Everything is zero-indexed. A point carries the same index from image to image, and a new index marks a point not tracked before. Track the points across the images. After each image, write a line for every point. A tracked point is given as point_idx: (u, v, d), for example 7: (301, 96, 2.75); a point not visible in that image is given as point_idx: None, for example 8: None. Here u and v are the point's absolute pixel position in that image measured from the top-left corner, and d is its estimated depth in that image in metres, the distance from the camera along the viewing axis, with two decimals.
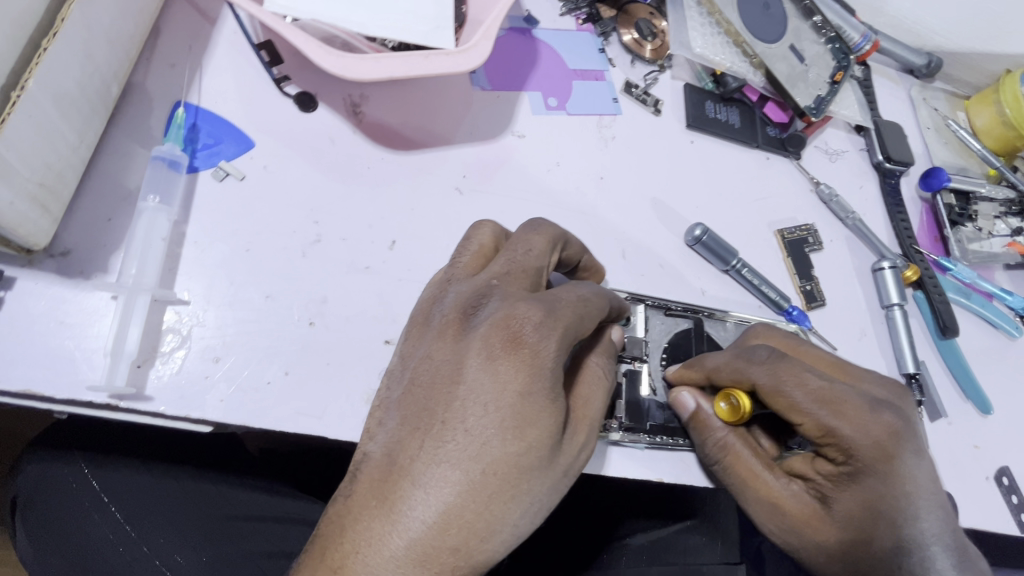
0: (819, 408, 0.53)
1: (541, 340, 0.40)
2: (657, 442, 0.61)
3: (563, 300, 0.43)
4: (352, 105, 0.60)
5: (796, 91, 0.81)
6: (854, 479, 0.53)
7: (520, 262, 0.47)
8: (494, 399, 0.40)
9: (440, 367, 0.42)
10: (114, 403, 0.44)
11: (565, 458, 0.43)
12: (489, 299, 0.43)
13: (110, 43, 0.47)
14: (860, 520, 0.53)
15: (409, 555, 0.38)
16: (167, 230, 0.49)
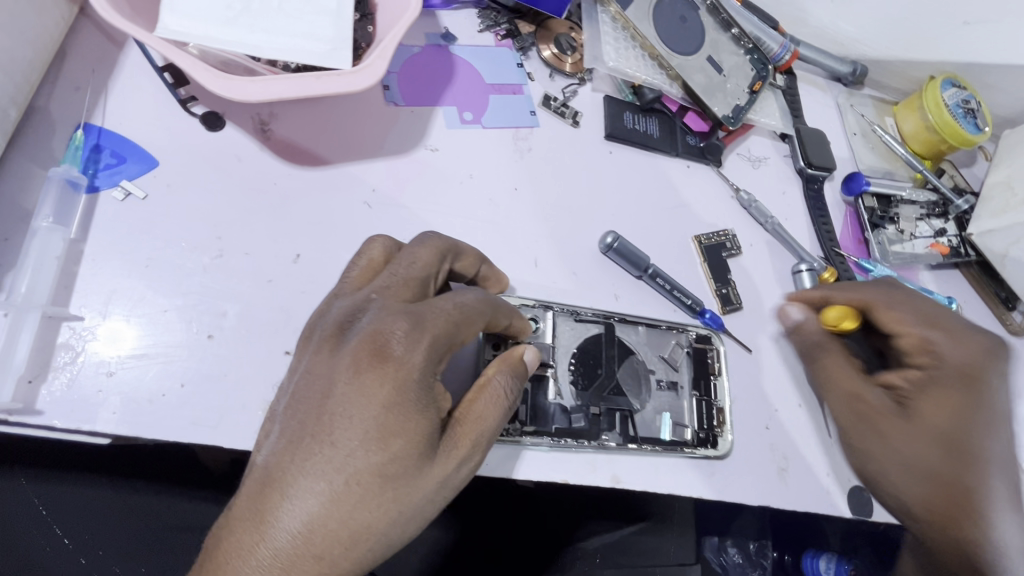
0: (929, 327, 0.62)
1: (403, 353, 0.45)
2: (561, 444, 0.63)
3: (431, 314, 0.48)
4: (261, 123, 0.63)
5: (714, 101, 0.84)
6: (930, 386, 0.60)
7: (400, 277, 0.52)
8: (358, 409, 0.44)
9: (314, 381, 0.46)
10: (3, 417, 0.46)
11: (438, 467, 0.47)
12: (364, 315, 0.49)
13: (2, 70, 0.49)
14: (935, 421, 0.58)
15: (278, 559, 0.42)
16: (62, 248, 0.51)
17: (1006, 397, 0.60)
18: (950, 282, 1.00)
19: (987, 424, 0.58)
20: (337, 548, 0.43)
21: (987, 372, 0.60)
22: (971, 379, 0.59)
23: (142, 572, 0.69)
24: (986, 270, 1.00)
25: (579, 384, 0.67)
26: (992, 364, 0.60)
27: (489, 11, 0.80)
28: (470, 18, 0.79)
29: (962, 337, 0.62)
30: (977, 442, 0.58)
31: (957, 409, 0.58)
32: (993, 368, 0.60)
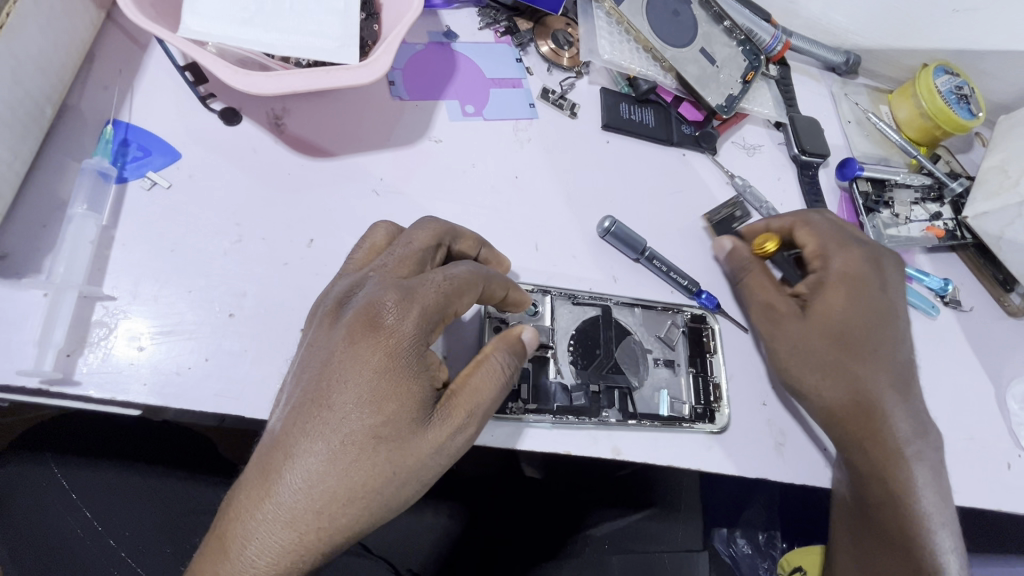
0: (835, 244, 0.75)
1: (394, 322, 0.49)
2: (563, 421, 0.66)
3: (422, 286, 0.51)
4: (274, 117, 0.67)
5: (707, 91, 0.86)
6: (823, 290, 0.73)
7: (397, 256, 0.54)
8: (353, 375, 0.48)
9: (316, 351, 0.50)
10: (45, 387, 0.50)
11: (432, 431, 0.50)
12: (361, 290, 0.52)
13: (40, 70, 0.54)
14: (822, 318, 0.72)
15: (283, 514, 0.46)
16: (95, 234, 0.55)
17: (887, 302, 0.74)
18: (946, 265, 1.02)
19: (867, 321, 0.72)
20: (335, 505, 0.46)
21: (867, 277, 0.73)
22: (854, 282, 0.73)
23: (167, 552, 0.74)
24: (983, 252, 1.01)
25: (578, 363, 0.70)
26: (873, 276, 0.74)
27: (489, 9, 0.84)
28: (470, 17, 0.83)
29: (847, 251, 0.75)
30: (864, 334, 0.71)
31: (841, 307, 0.72)
32: (875, 279, 0.74)
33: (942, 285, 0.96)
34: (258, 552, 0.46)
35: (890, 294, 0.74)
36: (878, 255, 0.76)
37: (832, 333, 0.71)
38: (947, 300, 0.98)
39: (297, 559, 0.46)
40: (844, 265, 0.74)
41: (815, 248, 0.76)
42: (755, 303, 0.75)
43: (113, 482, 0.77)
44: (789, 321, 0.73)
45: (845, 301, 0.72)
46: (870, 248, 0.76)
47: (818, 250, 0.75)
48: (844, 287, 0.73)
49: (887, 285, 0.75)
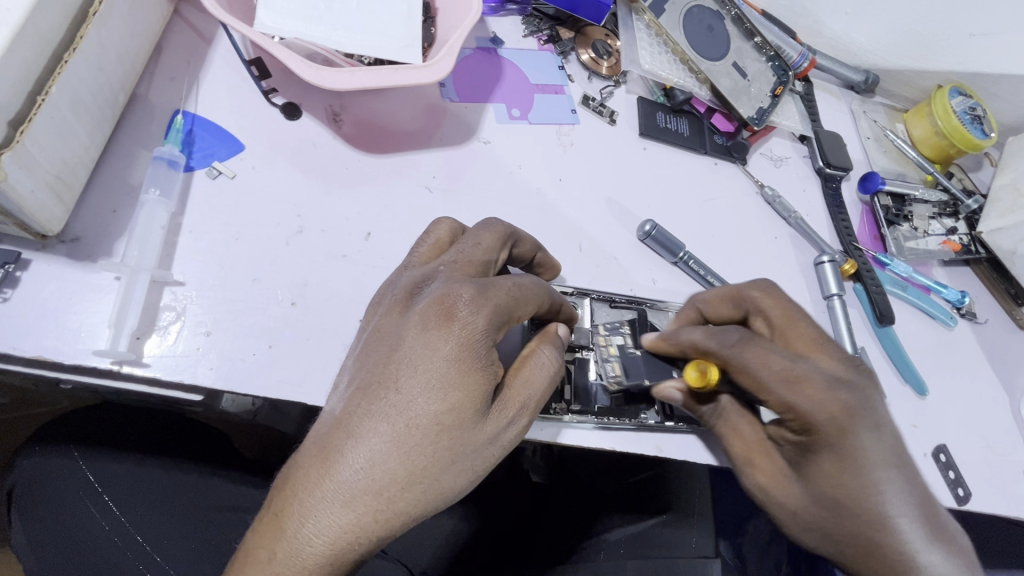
0: (782, 387, 0.54)
1: (468, 315, 0.49)
2: (605, 423, 0.67)
3: (494, 284, 0.52)
4: (332, 114, 0.68)
5: (739, 103, 0.89)
6: (811, 448, 0.56)
7: (466, 253, 0.56)
8: (423, 361, 0.48)
9: (385, 337, 0.51)
10: (115, 368, 0.50)
11: (490, 425, 0.50)
12: (432, 283, 0.53)
13: (119, 58, 0.55)
14: (821, 483, 0.56)
15: (342, 493, 0.46)
16: (165, 220, 0.56)
17: (862, 448, 0.53)
18: (961, 278, 1.05)
19: (882, 479, 0.53)
20: (393, 488, 0.46)
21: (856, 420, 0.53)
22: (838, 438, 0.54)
23: (192, 547, 0.73)
24: (997, 267, 1.05)
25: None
26: (862, 418, 0.53)
27: (533, 18, 0.86)
28: (515, 25, 0.85)
29: (837, 394, 0.53)
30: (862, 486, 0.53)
31: (843, 474, 0.54)
32: (851, 426, 0.53)
33: (960, 297, 0.99)
34: (315, 531, 0.45)
35: (869, 441, 0.53)
36: (861, 387, 0.55)
37: (839, 508, 0.55)
38: (963, 312, 1.00)
39: (351, 541, 0.46)
40: (844, 404, 0.53)
41: (812, 384, 0.54)
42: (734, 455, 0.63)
43: (145, 474, 0.77)
44: (775, 480, 0.60)
45: (843, 462, 0.54)
46: (855, 360, 0.57)
47: (792, 394, 0.54)
48: (837, 449, 0.54)
49: (854, 430, 0.53)
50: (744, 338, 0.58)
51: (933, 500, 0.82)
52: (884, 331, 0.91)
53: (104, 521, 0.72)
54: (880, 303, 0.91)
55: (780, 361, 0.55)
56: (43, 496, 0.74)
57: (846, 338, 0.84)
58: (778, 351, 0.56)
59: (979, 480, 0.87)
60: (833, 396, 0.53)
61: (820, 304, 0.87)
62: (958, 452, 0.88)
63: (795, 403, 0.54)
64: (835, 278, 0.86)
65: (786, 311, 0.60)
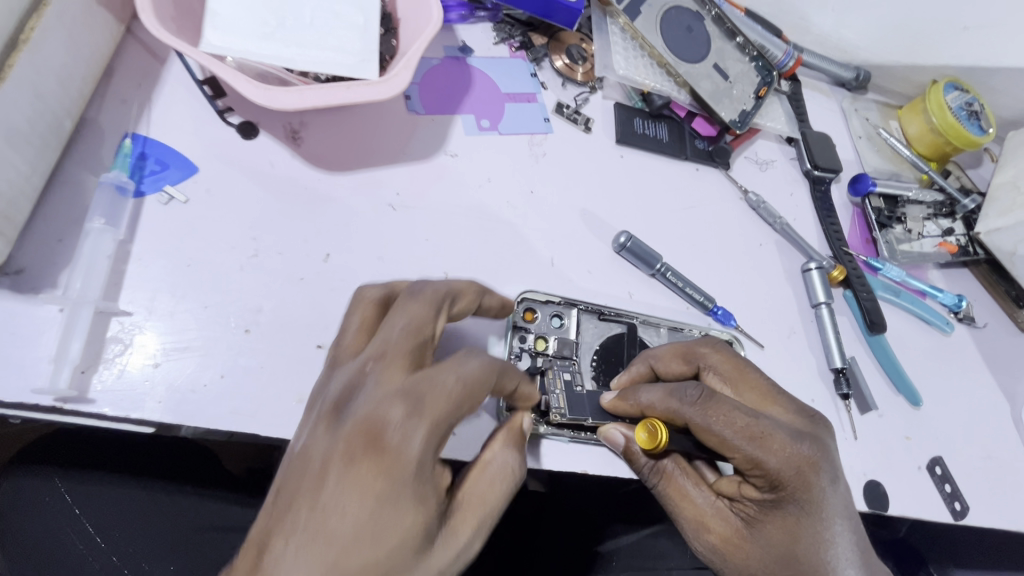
0: (747, 445, 0.52)
1: (400, 438, 0.44)
2: (580, 437, 0.64)
3: (431, 392, 0.46)
4: (292, 131, 0.66)
5: (720, 107, 0.86)
6: (776, 505, 0.54)
7: (397, 341, 0.49)
8: (351, 497, 0.43)
9: (310, 457, 0.45)
10: (59, 405, 0.49)
11: (434, 555, 0.46)
12: (361, 391, 0.47)
13: (61, 84, 0.53)
14: (781, 541, 0.54)
15: None
16: (112, 249, 0.55)
17: (825, 501, 0.53)
18: (958, 281, 1.01)
19: (842, 532, 0.53)
20: None
21: (819, 471, 0.53)
22: (803, 491, 0.52)
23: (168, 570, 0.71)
24: (996, 269, 1.01)
25: (601, 378, 0.68)
26: (825, 471, 0.53)
27: (504, 25, 0.84)
28: (486, 32, 0.83)
29: (801, 445, 0.52)
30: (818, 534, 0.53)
31: (804, 529, 0.53)
32: (817, 480, 0.52)
33: (956, 302, 0.96)
34: None
35: (831, 493, 0.53)
36: (817, 436, 0.55)
37: (800, 568, 0.53)
38: (961, 316, 0.97)
39: None
40: (807, 458, 0.52)
41: (777, 440, 0.52)
42: (683, 518, 0.60)
43: (117, 496, 0.74)
44: (732, 543, 0.57)
45: (808, 516, 0.53)
46: (805, 409, 0.57)
47: (759, 450, 0.52)
48: (803, 503, 0.53)
49: (820, 481, 0.53)
50: (705, 395, 0.55)
51: (927, 515, 0.79)
52: (875, 339, 0.88)
53: (81, 542, 0.71)
54: (871, 310, 0.88)
55: (743, 417, 0.53)
56: (13, 520, 0.73)
57: (834, 349, 0.81)
58: (739, 405, 0.54)
59: (977, 493, 0.84)
60: (798, 450, 0.52)
61: (807, 313, 0.85)
62: (955, 464, 0.85)
63: (768, 464, 0.52)
64: (822, 286, 0.83)
65: (736, 363, 0.61)
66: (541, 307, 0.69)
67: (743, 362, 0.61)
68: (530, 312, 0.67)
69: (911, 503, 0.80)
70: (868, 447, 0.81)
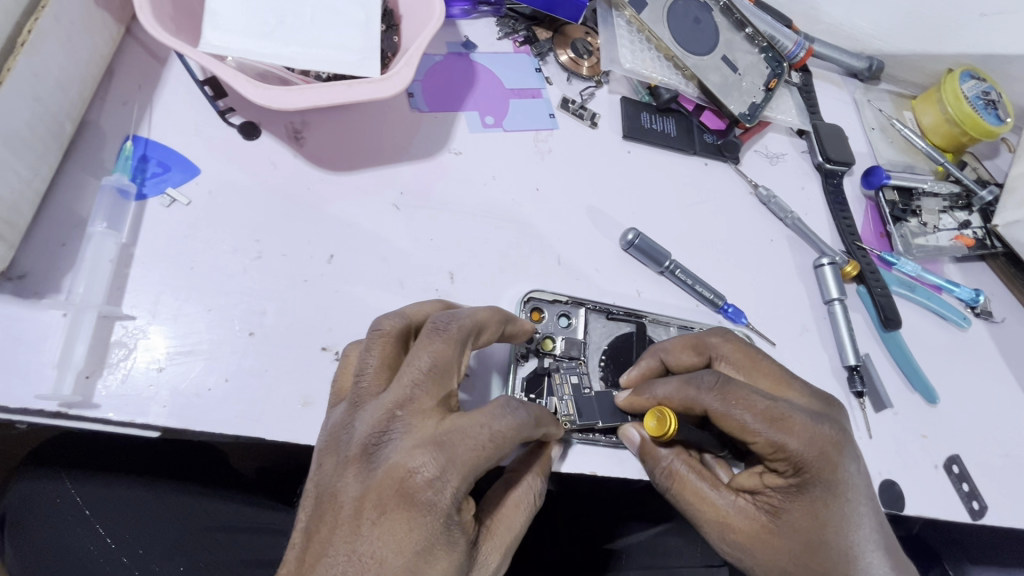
0: (769, 428, 0.51)
1: (434, 495, 0.43)
2: (588, 438, 0.63)
3: (462, 444, 0.45)
4: (294, 131, 0.66)
5: (729, 100, 0.84)
6: (801, 490, 0.52)
7: (425, 385, 0.47)
8: (386, 556, 0.42)
9: (339, 508, 0.44)
10: (64, 411, 0.49)
11: None
12: (389, 441, 0.45)
13: (60, 87, 0.53)
14: (809, 528, 0.52)
15: None
16: (114, 252, 0.55)
17: (847, 480, 0.52)
18: (975, 274, 0.99)
19: (863, 511, 0.53)
20: None
21: (841, 450, 0.52)
22: (827, 471, 0.51)
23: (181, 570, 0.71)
24: (1014, 262, 0.98)
25: (609, 378, 0.67)
26: (845, 450, 0.52)
27: (508, 19, 0.82)
28: (489, 27, 0.82)
29: (822, 425, 0.52)
30: (843, 514, 0.52)
31: (829, 511, 0.52)
32: (839, 459, 0.52)
33: (973, 296, 0.93)
34: None
35: (853, 473, 0.52)
36: (834, 416, 0.54)
37: (826, 551, 0.52)
38: (978, 311, 0.95)
39: None
40: (828, 437, 0.51)
41: (798, 421, 0.51)
42: (703, 519, 0.56)
43: (127, 497, 0.74)
44: (758, 539, 0.54)
45: (833, 497, 0.52)
46: (818, 391, 0.56)
47: (782, 433, 0.51)
48: (828, 485, 0.52)
49: (842, 461, 0.52)
50: (722, 380, 0.54)
51: (945, 514, 0.78)
52: (890, 335, 0.86)
53: (92, 543, 0.71)
54: (885, 306, 0.86)
55: (762, 400, 0.52)
56: (24, 522, 0.73)
57: (847, 346, 0.79)
58: (757, 389, 0.53)
59: (996, 492, 0.82)
60: (818, 429, 0.51)
61: (820, 309, 0.83)
62: (973, 462, 0.83)
63: (791, 446, 0.50)
64: (835, 282, 0.81)
65: (747, 352, 0.59)
66: (548, 306, 0.68)
67: (753, 350, 0.60)
68: (536, 312, 0.66)
69: (928, 502, 0.78)
70: (884, 446, 0.80)
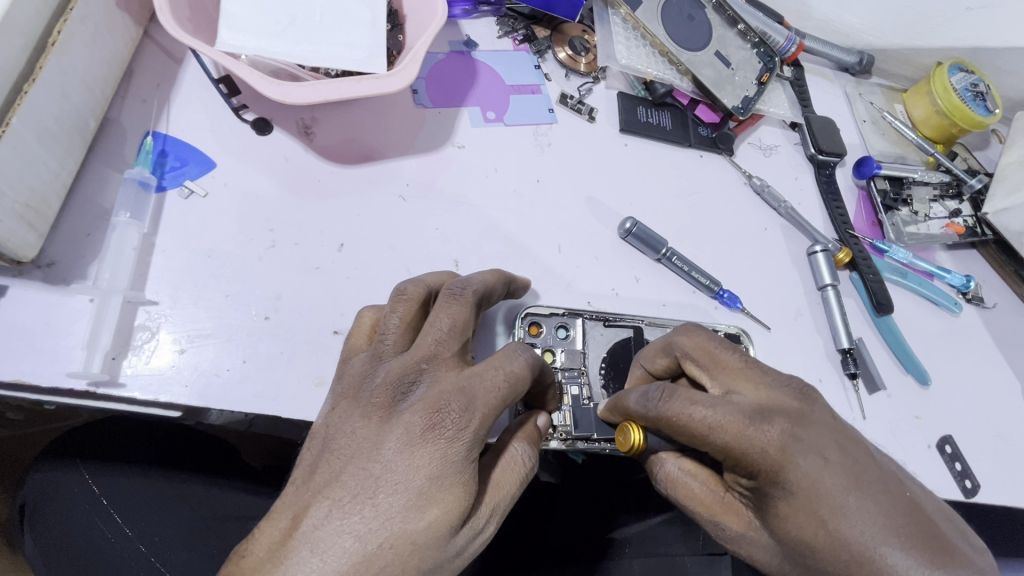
0: (711, 436, 0.51)
1: (456, 430, 0.47)
2: (594, 446, 0.65)
3: (482, 389, 0.49)
4: (304, 127, 0.69)
5: (723, 93, 0.87)
6: (762, 491, 0.51)
7: (447, 341, 0.51)
8: (405, 480, 0.46)
9: (362, 443, 0.48)
10: (92, 390, 0.52)
11: (464, 536, 0.48)
12: (415, 387, 0.49)
13: (85, 84, 0.56)
14: (788, 529, 0.50)
15: None
16: (137, 242, 0.58)
17: (808, 478, 0.49)
18: (966, 262, 1.01)
19: (848, 506, 0.48)
20: None
21: (788, 451, 0.49)
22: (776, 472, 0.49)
23: (195, 556, 0.74)
24: (1005, 249, 1.00)
25: (611, 387, 0.69)
26: (793, 447, 0.49)
27: (507, 18, 0.85)
28: (489, 26, 0.84)
29: (763, 426, 0.49)
30: (822, 512, 0.48)
31: (798, 510, 0.49)
32: (786, 459, 0.49)
33: (965, 282, 0.96)
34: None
35: (812, 469, 0.49)
36: (788, 413, 0.51)
37: (810, 551, 0.49)
38: (969, 297, 0.97)
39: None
40: (776, 438, 0.49)
41: (735, 425, 0.50)
42: (696, 515, 0.59)
43: (140, 485, 0.76)
44: (746, 532, 0.56)
45: (797, 497, 0.49)
46: (791, 383, 0.53)
47: (724, 439, 0.50)
48: (785, 485, 0.49)
49: (795, 459, 0.49)
50: (665, 396, 0.54)
51: (937, 493, 0.80)
52: (882, 320, 0.88)
53: (108, 532, 0.73)
54: (878, 291, 0.88)
55: (702, 410, 0.51)
56: (47, 507, 0.75)
57: (840, 329, 0.82)
58: (700, 397, 0.52)
59: (989, 472, 0.84)
60: (758, 432, 0.49)
61: (814, 295, 0.85)
62: (966, 443, 0.85)
63: (730, 447, 0.50)
64: (828, 268, 0.84)
65: (709, 348, 0.58)
66: (545, 320, 0.69)
67: (717, 348, 0.57)
68: (534, 326, 0.68)
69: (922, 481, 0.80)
70: (876, 426, 0.82)
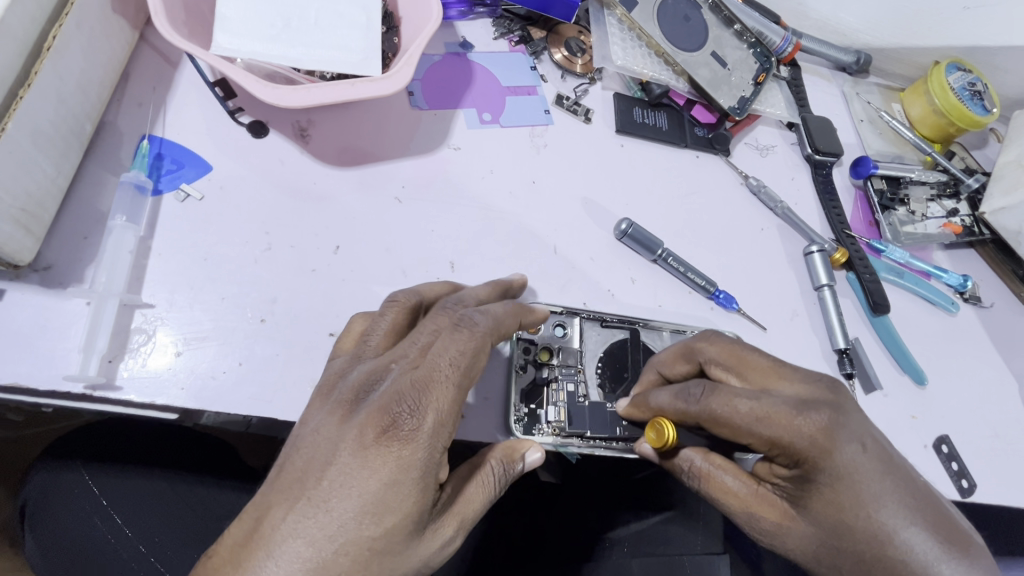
0: (757, 427, 0.50)
1: (410, 434, 0.45)
2: (590, 444, 0.65)
3: (438, 389, 0.47)
4: (300, 129, 0.69)
5: (719, 93, 0.87)
6: (806, 479, 0.51)
7: (415, 341, 0.50)
8: (359, 484, 0.45)
9: (322, 444, 0.47)
10: (89, 392, 0.52)
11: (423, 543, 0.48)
12: (377, 388, 0.48)
13: (81, 88, 0.56)
14: (828, 516, 0.50)
15: None
16: (133, 245, 0.58)
17: (852, 464, 0.49)
18: (964, 261, 1.01)
19: (885, 489, 0.49)
20: None
21: (835, 437, 0.49)
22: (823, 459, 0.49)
23: (195, 557, 0.73)
24: (1002, 248, 1.00)
25: (606, 386, 0.69)
26: (840, 433, 0.49)
27: (503, 20, 0.85)
28: (485, 27, 0.85)
29: (810, 414, 0.49)
30: (862, 498, 0.49)
31: (842, 497, 0.49)
32: (832, 446, 0.49)
33: (961, 281, 0.96)
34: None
35: (855, 456, 0.49)
36: (830, 402, 0.51)
37: (851, 537, 0.49)
38: (967, 296, 0.97)
39: None
40: (821, 426, 0.49)
41: (783, 415, 0.50)
42: (730, 510, 0.57)
43: (138, 486, 0.77)
44: (783, 524, 0.54)
45: (842, 483, 0.49)
46: (823, 375, 0.54)
47: (771, 429, 0.50)
48: (831, 472, 0.49)
49: (841, 447, 0.49)
50: (708, 391, 0.54)
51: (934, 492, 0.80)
52: (880, 320, 0.88)
53: (108, 531, 0.73)
54: (874, 292, 0.88)
55: (747, 401, 0.51)
56: (46, 509, 0.76)
57: (837, 329, 0.82)
58: (743, 390, 0.52)
59: (986, 472, 0.84)
60: (805, 420, 0.49)
61: (810, 295, 0.85)
62: (963, 443, 0.85)
63: (778, 438, 0.50)
64: (825, 269, 0.84)
65: (736, 351, 0.58)
66: (544, 318, 0.69)
67: (745, 349, 0.58)
68: (534, 323, 0.68)
69: None
70: (873, 426, 0.82)
